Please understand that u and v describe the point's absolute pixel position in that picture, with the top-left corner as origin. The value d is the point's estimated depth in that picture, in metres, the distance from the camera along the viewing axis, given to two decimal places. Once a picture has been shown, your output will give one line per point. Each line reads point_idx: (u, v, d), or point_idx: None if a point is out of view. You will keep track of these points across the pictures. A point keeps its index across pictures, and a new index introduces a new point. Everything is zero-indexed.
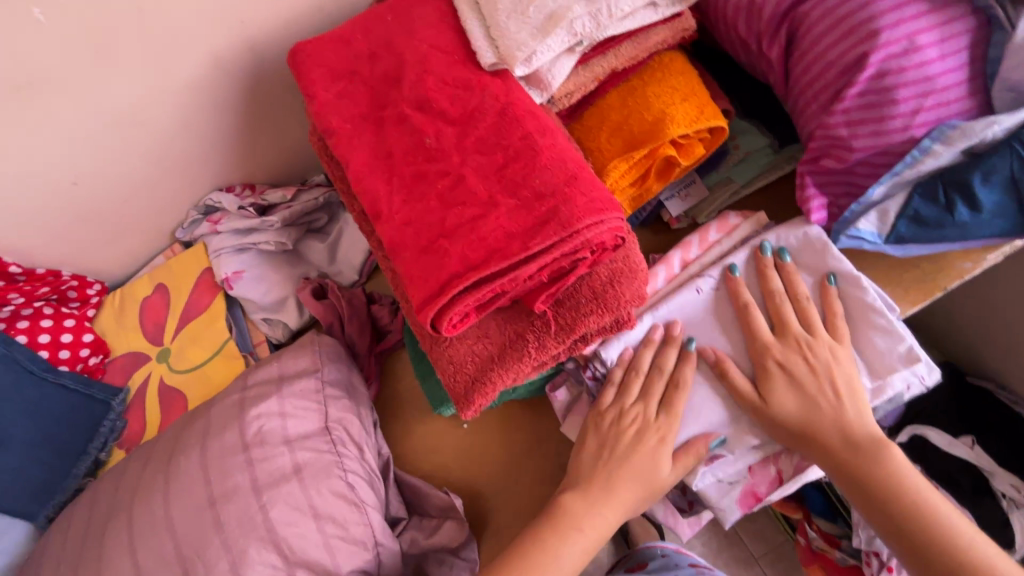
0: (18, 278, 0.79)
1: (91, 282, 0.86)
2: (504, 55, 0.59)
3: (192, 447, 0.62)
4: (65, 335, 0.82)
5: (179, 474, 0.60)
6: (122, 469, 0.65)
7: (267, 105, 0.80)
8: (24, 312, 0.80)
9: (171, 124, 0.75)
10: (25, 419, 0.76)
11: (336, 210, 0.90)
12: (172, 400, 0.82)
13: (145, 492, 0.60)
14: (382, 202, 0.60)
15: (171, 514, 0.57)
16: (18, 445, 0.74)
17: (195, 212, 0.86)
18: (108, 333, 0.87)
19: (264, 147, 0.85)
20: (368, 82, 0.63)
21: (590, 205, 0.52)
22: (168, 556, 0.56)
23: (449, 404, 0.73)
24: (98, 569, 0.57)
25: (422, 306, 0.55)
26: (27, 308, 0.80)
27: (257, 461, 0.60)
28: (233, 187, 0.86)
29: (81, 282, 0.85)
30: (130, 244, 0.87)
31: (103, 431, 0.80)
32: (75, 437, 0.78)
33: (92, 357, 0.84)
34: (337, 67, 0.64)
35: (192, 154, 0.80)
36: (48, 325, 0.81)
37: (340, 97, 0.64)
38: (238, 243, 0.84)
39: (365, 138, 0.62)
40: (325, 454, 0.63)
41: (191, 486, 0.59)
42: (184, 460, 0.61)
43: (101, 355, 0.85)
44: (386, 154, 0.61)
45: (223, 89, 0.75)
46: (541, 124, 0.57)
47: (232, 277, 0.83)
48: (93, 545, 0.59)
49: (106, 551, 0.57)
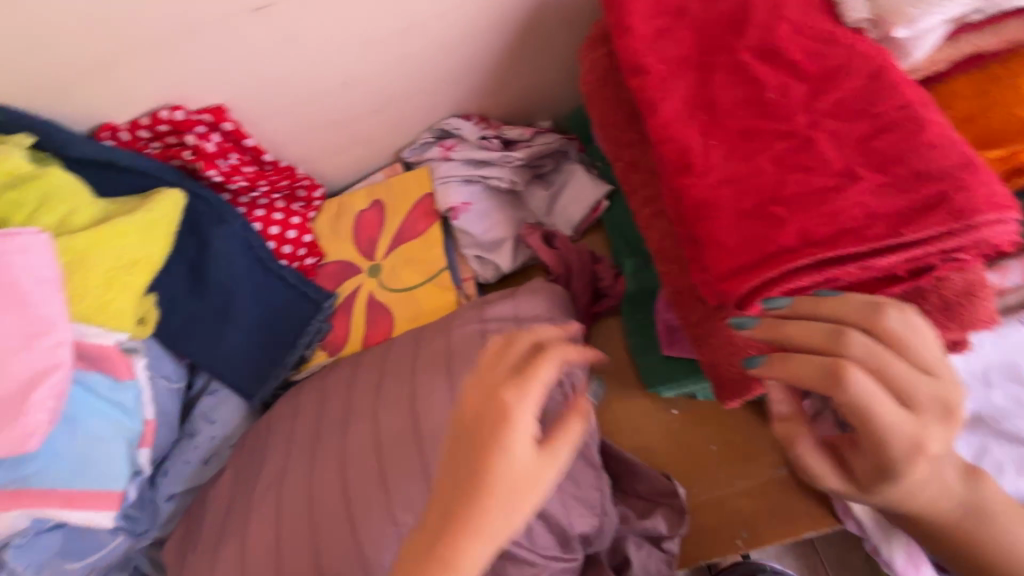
0: (267, 167, 0.79)
1: (318, 186, 0.87)
2: (884, 12, 0.51)
3: (436, 368, 0.62)
4: (290, 232, 0.83)
5: (426, 393, 0.60)
6: (355, 372, 0.67)
7: (537, 35, 0.75)
8: (261, 201, 0.81)
9: (449, 38, 0.72)
10: (253, 303, 0.77)
11: (562, 160, 0.87)
12: (377, 317, 0.82)
13: (392, 403, 0.61)
14: (696, 155, 0.54)
15: (422, 430, 0.58)
16: (243, 325, 0.76)
17: (428, 134, 0.85)
18: (323, 236, 0.88)
19: (514, 79, 0.81)
20: (700, 21, 0.57)
21: (990, 197, 0.44)
22: (417, 473, 0.56)
23: (670, 385, 0.70)
24: (347, 465, 0.58)
25: (736, 275, 0.50)
26: (265, 198, 0.81)
27: None
28: (471, 117, 0.84)
29: (311, 183, 0.85)
30: (357, 155, 0.87)
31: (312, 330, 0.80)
32: (288, 330, 0.78)
33: (308, 257, 0.85)
34: (665, 0, 0.58)
35: (450, 74, 0.77)
36: (279, 219, 0.83)
37: (662, 33, 0.58)
38: (470, 174, 0.83)
39: (685, 82, 0.56)
40: (560, 405, 0.62)
41: (441, 411, 0.58)
42: (430, 379, 0.61)
43: (315, 257, 0.86)
44: (711, 104, 0.55)
45: (509, 9, 0.70)
46: (919, 97, 0.49)
47: (459, 208, 0.81)
48: (336, 441, 0.61)
49: (355, 450, 0.59)
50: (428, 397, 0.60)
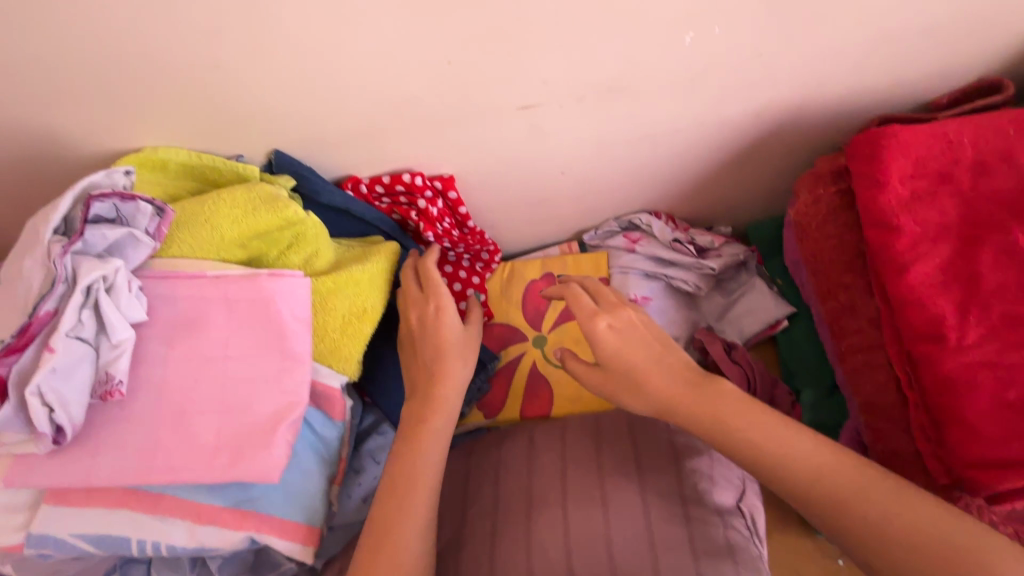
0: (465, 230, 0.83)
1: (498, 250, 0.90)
2: None
3: (629, 470, 0.64)
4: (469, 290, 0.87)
5: (619, 495, 0.62)
6: (535, 451, 0.69)
7: (757, 157, 0.76)
8: (450, 258, 0.86)
9: (675, 147, 0.74)
10: None
11: (741, 270, 0.86)
12: (539, 389, 0.84)
13: (581, 496, 0.62)
14: (951, 328, 0.53)
15: (614, 535, 0.58)
16: None
17: (615, 223, 0.88)
18: (493, 298, 0.90)
19: (715, 189, 0.82)
20: (967, 194, 0.56)
21: None
22: None
23: None
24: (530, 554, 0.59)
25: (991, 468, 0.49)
26: (454, 255, 0.86)
27: (695, 521, 0.59)
28: (660, 215, 0.86)
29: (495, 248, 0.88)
30: (541, 229, 0.91)
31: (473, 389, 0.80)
32: None
33: (480, 316, 0.88)
34: (929, 165, 0.58)
35: (659, 176, 0.79)
36: (461, 277, 0.87)
37: (921, 197, 0.58)
38: (652, 270, 0.85)
39: (945, 252, 0.56)
40: (749, 542, 0.60)
41: (633, 517, 0.60)
42: (623, 481, 0.63)
43: (486, 317, 0.88)
44: (972, 279, 0.54)
45: (742, 133, 0.72)
46: None
47: (639, 300, 0.84)
48: (517, 522, 0.62)
49: (540, 540, 0.60)
50: (620, 500, 0.62)
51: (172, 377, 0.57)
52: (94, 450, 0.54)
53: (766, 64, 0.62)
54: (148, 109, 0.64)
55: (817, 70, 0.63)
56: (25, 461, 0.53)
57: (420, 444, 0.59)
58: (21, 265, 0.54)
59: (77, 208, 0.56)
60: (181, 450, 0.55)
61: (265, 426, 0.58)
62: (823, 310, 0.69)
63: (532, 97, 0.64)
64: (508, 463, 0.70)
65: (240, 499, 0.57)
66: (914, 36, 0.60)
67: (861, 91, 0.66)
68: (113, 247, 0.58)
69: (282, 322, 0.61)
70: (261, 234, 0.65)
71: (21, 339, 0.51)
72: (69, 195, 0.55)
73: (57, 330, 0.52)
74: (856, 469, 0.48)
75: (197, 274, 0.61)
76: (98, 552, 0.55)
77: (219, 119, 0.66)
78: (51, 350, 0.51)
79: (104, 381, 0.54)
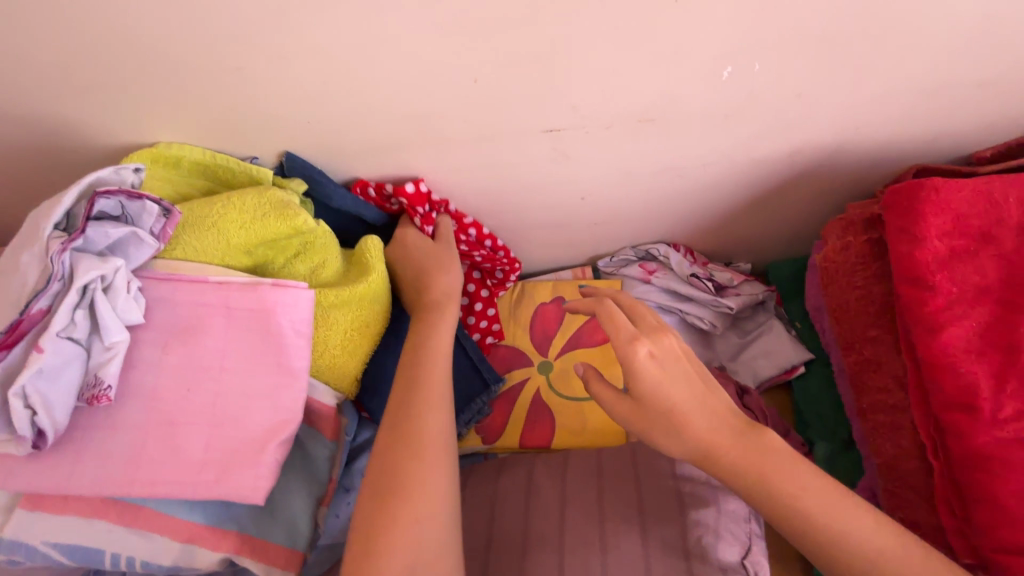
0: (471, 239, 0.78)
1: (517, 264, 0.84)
2: None
3: (629, 519, 0.61)
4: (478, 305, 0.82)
5: (617, 545, 0.59)
6: (531, 488, 0.66)
7: (784, 197, 0.73)
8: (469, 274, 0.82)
9: (702, 183, 0.71)
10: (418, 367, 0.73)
11: (759, 310, 0.84)
12: (540, 419, 0.81)
13: (577, 544, 0.59)
14: (986, 397, 0.50)
15: None
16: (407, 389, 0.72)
17: (631, 252, 0.85)
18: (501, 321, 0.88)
19: (737, 226, 0.80)
20: (1008, 256, 0.54)
21: None
22: None
23: None
24: None
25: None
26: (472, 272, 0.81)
27: None
28: (679, 247, 0.84)
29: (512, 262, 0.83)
30: (555, 253, 0.88)
31: (473, 410, 0.76)
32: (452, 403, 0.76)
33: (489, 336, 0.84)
34: (970, 223, 0.55)
35: (681, 210, 0.77)
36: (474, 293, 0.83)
37: (959, 255, 0.55)
38: (666, 304, 0.83)
39: (981, 315, 0.53)
40: None
41: (632, 570, 0.57)
42: (622, 530, 0.60)
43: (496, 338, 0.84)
44: (1011, 348, 0.51)
45: (772, 172, 0.69)
46: None
47: None
48: (509, 563, 0.60)
49: None
50: (618, 550, 0.58)
51: (162, 384, 0.55)
52: (77, 455, 0.52)
53: (804, 105, 0.59)
54: (165, 105, 0.63)
55: (858, 114, 0.61)
56: (3, 462, 0.51)
57: (423, 450, 0.52)
58: (18, 258, 0.52)
59: (81, 204, 0.54)
60: (166, 462, 0.53)
61: (256, 443, 0.55)
62: (844, 362, 0.67)
63: (559, 121, 0.62)
64: (504, 496, 0.67)
65: (224, 516, 0.55)
66: (963, 87, 0.57)
67: (902, 139, 0.64)
68: (116, 245, 0.57)
69: (284, 335, 0.59)
70: (267, 242, 0.63)
71: (10, 336, 0.49)
72: (74, 190, 0.53)
73: (48, 329, 0.50)
74: (852, 512, 0.45)
75: (200, 279, 0.59)
76: (70, 562, 0.53)
77: (236, 120, 0.64)
78: (40, 350, 0.49)
79: (93, 384, 0.52)
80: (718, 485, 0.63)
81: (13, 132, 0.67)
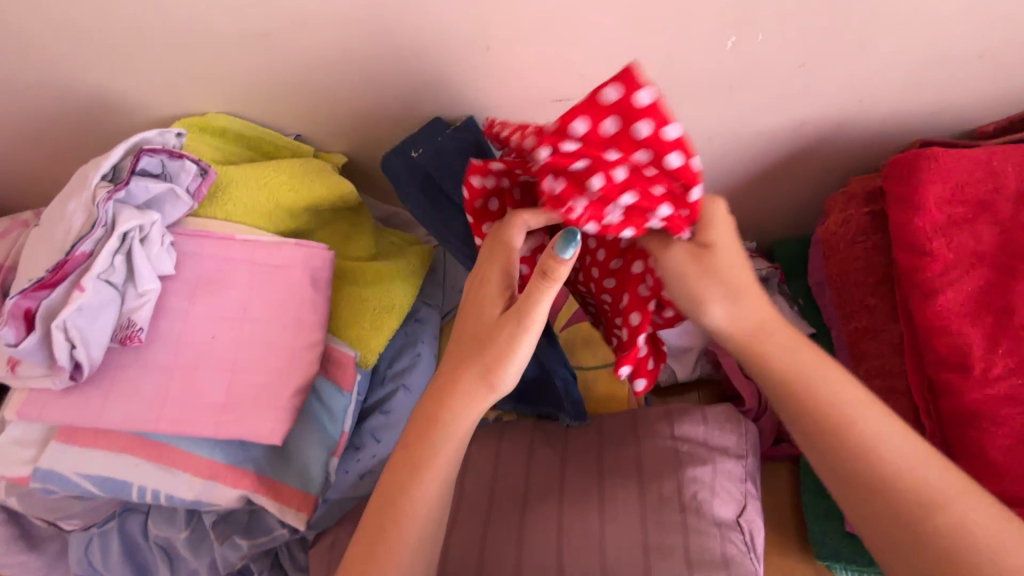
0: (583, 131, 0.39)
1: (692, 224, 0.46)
2: None
3: (626, 475, 0.63)
4: None
5: (614, 499, 0.61)
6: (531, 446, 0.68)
7: (789, 172, 0.75)
8: None
9: (707, 157, 0.73)
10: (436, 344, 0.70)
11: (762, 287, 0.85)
12: None
13: (576, 497, 0.62)
14: (976, 358, 0.51)
15: (607, 535, 0.58)
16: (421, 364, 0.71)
17: None
18: None
19: (742, 202, 0.81)
20: (1004, 224, 0.55)
21: None
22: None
23: (846, 564, 0.65)
24: (522, 543, 0.59)
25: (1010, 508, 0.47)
26: None
27: (693, 532, 0.58)
28: None
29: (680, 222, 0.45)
30: None
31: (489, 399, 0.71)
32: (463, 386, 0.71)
33: None
34: (969, 190, 0.56)
35: None
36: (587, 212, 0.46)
37: (957, 222, 0.56)
38: None
39: (976, 281, 0.54)
40: (745, 559, 0.58)
41: (629, 522, 0.59)
42: (620, 484, 0.62)
43: None
44: (1004, 311, 0.52)
45: (776, 146, 0.71)
46: None
47: None
48: (510, 512, 0.62)
49: (532, 530, 0.60)
50: (615, 504, 0.61)
51: (190, 330, 0.59)
52: (107, 392, 0.56)
53: (808, 77, 0.61)
54: (194, 72, 0.66)
55: (861, 87, 0.62)
56: (42, 396, 0.55)
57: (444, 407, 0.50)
58: (65, 207, 0.57)
59: (127, 158, 0.58)
60: (191, 402, 0.56)
61: (275, 389, 0.58)
62: (843, 332, 0.68)
63: (568, 91, 0.65)
64: (507, 458, 0.67)
65: (242, 458, 0.58)
66: (965, 59, 0.58)
67: (906, 112, 0.65)
68: (153, 202, 0.60)
69: (304, 290, 0.62)
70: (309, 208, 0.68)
71: (55, 275, 0.53)
72: (122, 145, 0.57)
73: (88, 271, 0.54)
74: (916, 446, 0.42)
75: (227, 236, 0.63)
76: (99, 493, 0.57)
77: (260, 88, 0.67)
78: (81, 288, 0.53)
79: (126, 325, 0.56)
80: (716, 446, 0.64)
81: (51, 99, 0.71)
